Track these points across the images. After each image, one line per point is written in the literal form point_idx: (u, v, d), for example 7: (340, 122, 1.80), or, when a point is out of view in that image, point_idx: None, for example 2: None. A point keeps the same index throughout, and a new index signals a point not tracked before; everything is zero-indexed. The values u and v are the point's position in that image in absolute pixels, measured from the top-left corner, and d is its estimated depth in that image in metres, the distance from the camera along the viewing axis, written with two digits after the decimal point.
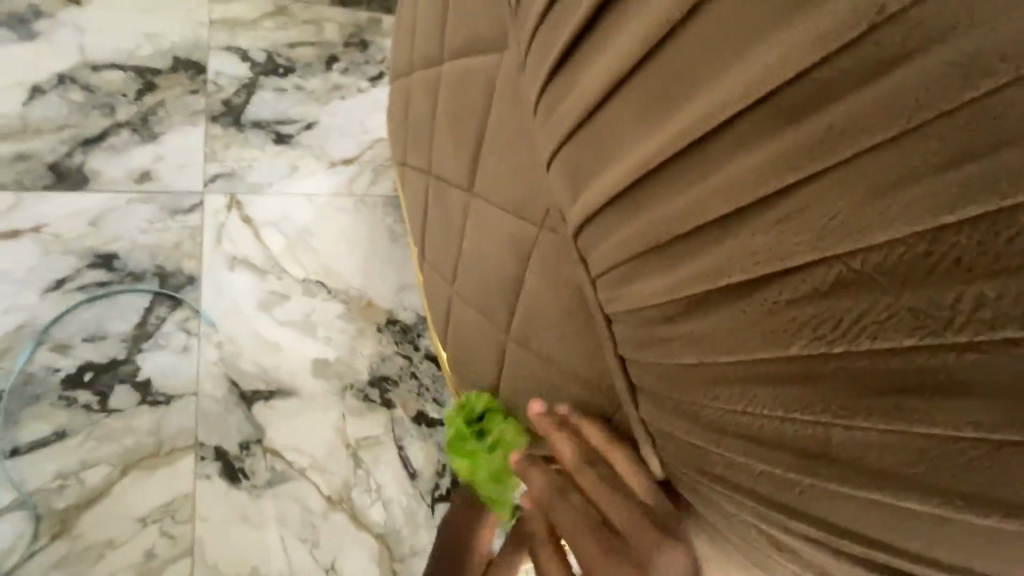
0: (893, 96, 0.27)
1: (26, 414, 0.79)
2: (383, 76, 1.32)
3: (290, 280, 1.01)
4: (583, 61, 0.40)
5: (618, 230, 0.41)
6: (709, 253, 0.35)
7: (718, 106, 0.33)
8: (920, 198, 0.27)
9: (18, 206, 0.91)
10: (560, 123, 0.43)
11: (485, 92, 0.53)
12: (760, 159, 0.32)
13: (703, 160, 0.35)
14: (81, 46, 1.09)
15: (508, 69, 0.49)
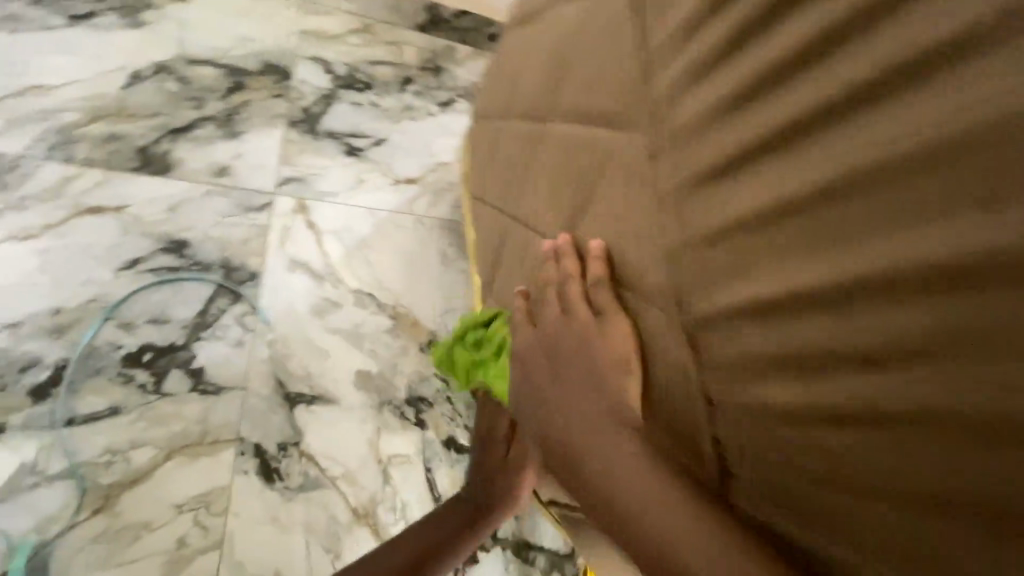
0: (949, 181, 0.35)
1: (85, 386, 0.81)
2: (452, 103, 1.37)
3: (344, 289, 1.04)
4: (705, 139, 0.50)
5: (706, 264, 0.50)
6: (776, 285, 0.44)
7: (833, 194, 0.41)
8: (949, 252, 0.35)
9: (105, 183, 0.95)
10: (673, 180, 0.52)
11: (596, 163, 0.61)
12: (836, 216, 0.40)
13: (789, 215, 0.43)
14: (181, 39, 1.15)
15: (637, 151, 0.56)
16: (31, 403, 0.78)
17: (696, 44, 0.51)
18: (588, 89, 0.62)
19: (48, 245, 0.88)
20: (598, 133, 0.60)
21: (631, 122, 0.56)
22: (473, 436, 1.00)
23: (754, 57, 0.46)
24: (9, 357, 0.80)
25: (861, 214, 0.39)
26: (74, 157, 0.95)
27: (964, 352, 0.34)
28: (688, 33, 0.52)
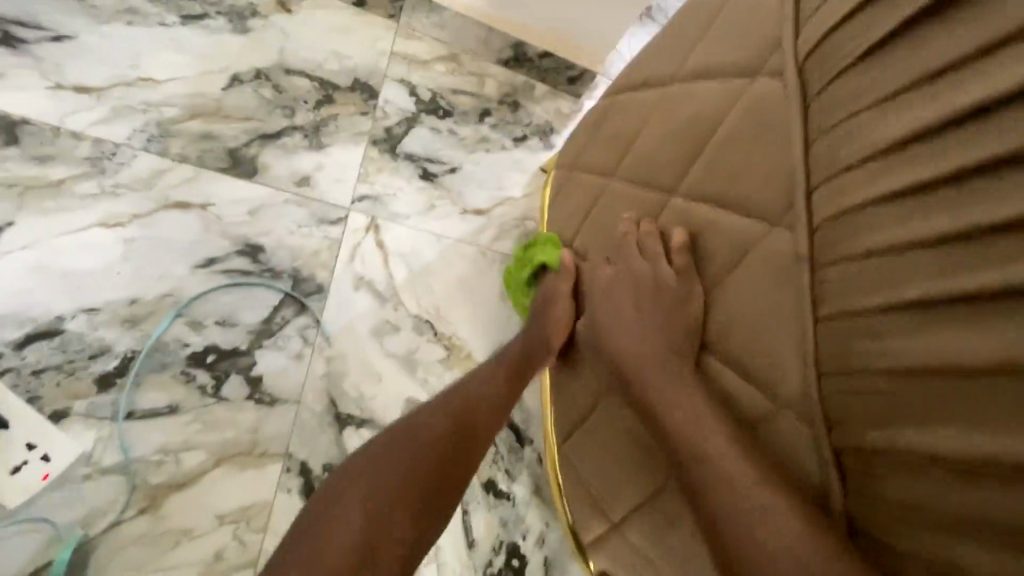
0: None
1: (148, 381, 0.82)
2: (527, 139, 1.37)
3: (404, 313, 1.03)
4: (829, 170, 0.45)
5: (784, 291, 0.47)
6: (865, 324, 0.42)
7: (949, 239, 0.38)
8: None
9: (194, 181, 0.97)
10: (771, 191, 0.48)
11: (730, 241, 0.52)
12: (940, 267, 0.38)
13: (893, 260, 0.41)
14: (281, 49, 1.18)
15: (777, 248, 0.47)
16: (95, 392, 0.80)
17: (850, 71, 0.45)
18: (724, 154, 0.53)
19: (133, 235, 0.89)
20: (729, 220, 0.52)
21: (784, 199, 0.47)
22: (513, 481, 0.97)
23: (911, 83, 0.41)
24: (81, 343, 0.81)
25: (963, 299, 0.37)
26: (169, 152, 0.98)
27: None
28: (859, 114, 0.44)
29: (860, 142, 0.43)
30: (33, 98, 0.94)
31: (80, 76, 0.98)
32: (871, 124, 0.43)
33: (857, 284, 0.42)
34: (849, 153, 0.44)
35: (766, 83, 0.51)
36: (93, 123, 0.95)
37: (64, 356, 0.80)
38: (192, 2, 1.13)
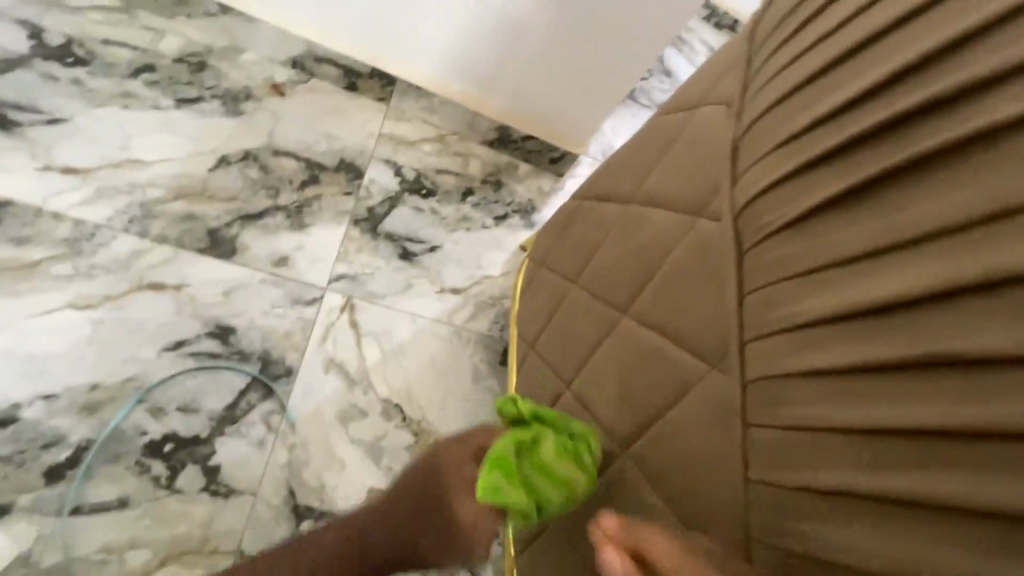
0: (975, 471, 0.34)
1: (100, 472, 0.80)
2: (507, 218, 1.40)
3: (373, 396, 1.03)
4: (761, 333, 0.47)
5: (719, 446, 0.48)
6: (793, 495, 0.43)
7: (864, 429, 0.39)
8: (962, 545, 0.33)
9: (171, 261, 0.99)
10: (708, 343, 0.51)
11: (670, 380, 0.54)
12: (855, 456, 0.40)
13: (818, 437, 0.42)
14: (271, 130, 1.23)
15: (711, 392, 0.50)
16: (43, 485, 0.78)
17: (777, 239, 0.48)
18: (670, 291, 0.56)
19: (103, 318, 0.90)
20: (669, 352, 0.55)
21: (721, 347, 0.50)
22: None
23: (829, 267, 0.44)
24: (35, 432, 0.80)
25: (876, 491, 0.38)
26: (149, 233, 0.99)
27: None
28: (786, 281, 0.47)
29: (789, 311, 0.46)
30: (20, 180, 0.96)
31: (69, 158, 1.01)
32: (797, 298, 0.46)
33: (790, 446, 0.44)
34: (776, 320, 0.46)
35: (705, 229, 0.54)
36: (76, 204, 0.97)
37: (14, 446, 0.78)
38: (188, 86, 1.19)
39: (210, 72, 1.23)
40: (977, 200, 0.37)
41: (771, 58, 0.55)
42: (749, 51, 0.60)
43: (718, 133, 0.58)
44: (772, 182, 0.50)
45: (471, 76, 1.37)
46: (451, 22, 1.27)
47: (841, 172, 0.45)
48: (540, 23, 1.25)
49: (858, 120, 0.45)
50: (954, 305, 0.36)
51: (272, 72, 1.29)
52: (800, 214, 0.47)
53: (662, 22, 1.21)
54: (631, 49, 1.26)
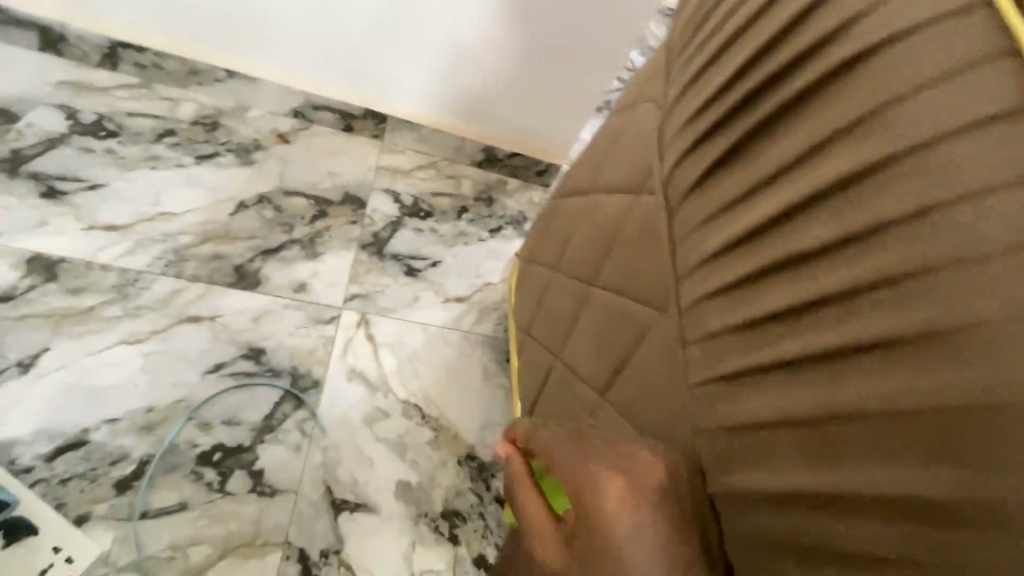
0: (907, 297, 0.39)
1: (161, 481, 0.91)
2: (501, 229, 1.52)
3: (393, 399, 1.13)
4: (698, 272, 0.57)
5: (682, 368, 0.58)
6: (766, 372, 0.49)
7: (808, 300, 0.46)
8: (916, 356, 0.38)
9: (205, 295, 1.11)
10: (657, 293, 0.63)
11: (634, 331, 0.66)
12: (806, 325, 0.46)
13: (773, 323, 0.49)
14: (281, 175, 1.38)
15: (661, 333, 0.61)
16: (114, 494, 0.89)
17: (696, 197, 0.59)
18: (628, 259, 0.68)
19: (151, 349, 1.02)
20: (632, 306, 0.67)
21: (666, 297, 0.62)
22: (503, 555, 1.04)
23: (737, 207, 0.54)
24: (104, 451, 0.91)
25: (828, 346, 0.44)
26: (183, 274, 1.13)
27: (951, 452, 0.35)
28: (709, 223, 0.57)
29: (724, 237, 0.55)
30: (69, 239, 1.09)
31: (109, 216, 1.15)
32: (718, 230, 0.55)
33: (707, 346, 0.55)
34: (705, 257, 0.57)
35: (647, 202, 0.67)
36: (119, 255, 1.10)
37: (88, 465, 0.90)
38: (205, 144, 1.34)
39: (222, 129, 1.38)
40: (813, 138, 0.48)
41: (678, 55, 0.68)
42: (665, 54, 0.72)
43: (649, 122, 0.70)
44: (684, 152, 0.62)
45: (473, 79, 1.46)
46: (459, 23, 1.36)
47: (729, 134, 0.56)
48: (523, 39, 1.40)
49: (733, 91, 0.57)
50: (805, 215, 0.48)
51: (276, 124, 1.45)
52: (702, 174, 0.59)
53: (627, 33, 1.39)
54: (604, 57, 1.43)
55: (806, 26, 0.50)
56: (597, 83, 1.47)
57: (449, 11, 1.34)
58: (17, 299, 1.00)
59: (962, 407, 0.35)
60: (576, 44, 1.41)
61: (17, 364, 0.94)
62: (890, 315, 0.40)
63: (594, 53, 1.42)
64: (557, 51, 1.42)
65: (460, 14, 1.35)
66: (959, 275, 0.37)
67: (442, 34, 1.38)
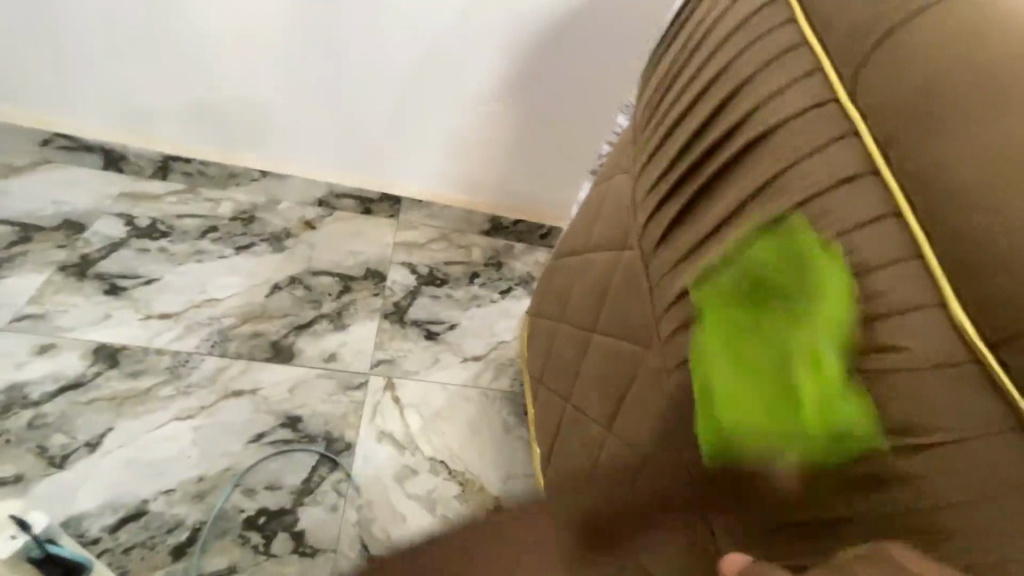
0: (841, 304, 0.50)
1: (212, 547, 0.98)
2: (511, 290, 1.66)
3: (421, 456, 1.20)
4: (673, 312, 0.68)
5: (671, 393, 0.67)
6: None
7: None
8: (859, 347, 0.49)
9: (246, 370, 1.23)
10: (644, 333, 0.74)
11: (629, 369, 0.75)
12: None
13: None
14: (309, 257, 1.54)
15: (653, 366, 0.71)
16: (171, 561, 0.96)
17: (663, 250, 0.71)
18: (619, 307, 0.79)
19: (201, 424, 1.12)
20: (627, 346, 0.77)
21: (651, 337, 0.72)
22: None
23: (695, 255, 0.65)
24: (161, 520, 0.99)
25: None
26: (228, 352, 1.25)
27: (908, 409, 0.46)
28: (674, 269, 0.68)
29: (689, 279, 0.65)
30: (127, 328, 1.22)
31: (162, 306, 1.29)
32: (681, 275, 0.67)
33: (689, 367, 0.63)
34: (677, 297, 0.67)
35: (628, 257, 0.79)
36: (171, 339, 1.23)
37: (146, 534, 0.97)
38: (242, 237, 1.51)
39: (257, 222, 1.56)
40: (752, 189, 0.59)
41: (642, 132, 0.81)
42: (632, 133, 0.86)
43: (623, 192, 0.83)
44: (653, 209, 0.73)
45: (476, 152, 1.66)
46: (460, 105, 1.58)
47: (681, 195, 0.69)
48: (516, 119, 1.61)
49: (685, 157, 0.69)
50: None
51: (304, 213, 1.63)
52: (667, 228, 0.70)
53: (606, 109, 1.61)
54: (587, 130, 1.64)
55: (729, 111, 0.64)
56: (585, 141, 1.66)
57: (450, 97, 1.56)
58: (83, 385, 1.10)
59: (912, 373, 0.46)
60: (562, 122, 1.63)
61: (84, 444, 1.03)
62: (831, 319, 0.50)
63: (578, 127, 1.64)
64: (545, 127, 1.63)
65: (460, 103, 1.57)
66: (884, 280, 0.48)
67: (447, 122, 1.60)
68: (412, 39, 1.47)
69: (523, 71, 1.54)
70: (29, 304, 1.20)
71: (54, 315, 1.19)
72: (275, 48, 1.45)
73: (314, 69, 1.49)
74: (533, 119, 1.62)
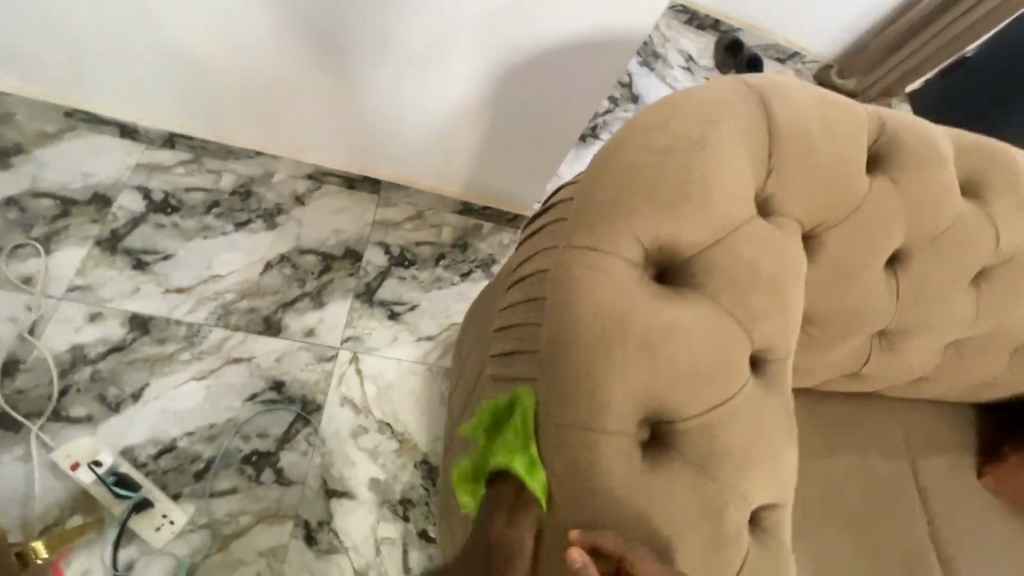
0: None
1: (221, 474, 1.46)
2: (471, 272, 1.93)
3: (372, 419, 1.63)
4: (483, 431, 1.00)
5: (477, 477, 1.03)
6: None
7: None
8: None
9: (244, 341, 1.60)
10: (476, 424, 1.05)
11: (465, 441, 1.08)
12: None
13: None
14: (297, 235, 1.80)
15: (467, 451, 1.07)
16: (194, 481, 1.43)
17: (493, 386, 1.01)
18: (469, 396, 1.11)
19: (210, 383, 1.53)
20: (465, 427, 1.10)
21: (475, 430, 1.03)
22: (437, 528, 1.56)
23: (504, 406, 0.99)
24: (186, 453, 1.45)
25: None
26: (229, 324, 1.61)
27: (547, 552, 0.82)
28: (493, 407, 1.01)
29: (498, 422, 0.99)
30: (151, 301, 1.57)
31: (179, 281, 1.62)
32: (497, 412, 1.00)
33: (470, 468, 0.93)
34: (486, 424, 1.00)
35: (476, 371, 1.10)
36: (186, 312, 1.59)
37: (177, 462, 1.44)
38: (241, 212, 1.77)
39: (253, 196, 1.80)
40: None
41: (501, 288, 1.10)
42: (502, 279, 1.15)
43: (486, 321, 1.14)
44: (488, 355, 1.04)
45: (452, 150, 1.73)
46: (437, 110, 1.61)
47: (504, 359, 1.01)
48: (489, 128, 1.66)
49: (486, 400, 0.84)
50: None
51: (294, 187, 1.84)
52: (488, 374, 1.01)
53: (575, 128, 1.68)
54: (555, 143, 1.72)
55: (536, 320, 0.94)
56: (558, 154, 1.77)
57: (433, 105, 1.60)
58: (125, 349, 1.50)
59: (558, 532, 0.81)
60: (533, 134, 1.69)
61: (130, 395, 1.46)
62: None
63: (548, 139, 1.71)
64: (517, 137, 1.70)
65: (434, 109, 1.61)
66: None
67: (423, 125, 1.65)
68: (400, 47, 1.44)
69: (517, 83, 1.54)
70: (77, 276, 1.54)
71: (97, 287, 1.55)
72: (259, 48, 1.47)
73: (300, 72, 1.52)
74: (512, 131, 1.68)
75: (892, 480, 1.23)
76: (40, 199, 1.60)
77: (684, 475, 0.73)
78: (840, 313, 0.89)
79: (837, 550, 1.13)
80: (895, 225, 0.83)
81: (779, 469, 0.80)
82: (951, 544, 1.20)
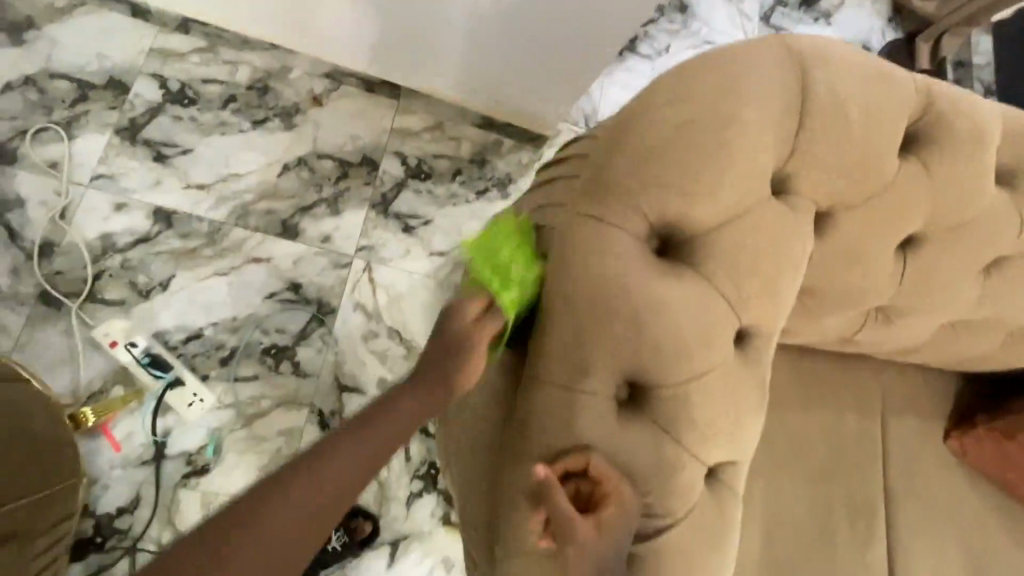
0: None
1: (245, 362, 1.59)
2: (487, 191, 1.88)
3: (382, 326, 1.71)
4: None
5: None
6: None
7: None
8: None
9: (262, 242, 1.66)
10: None
11: None
12: None
13: None
14: (314, 138, 1.77)
15: None
16: (220, 366, 1.57)
17: None
18: None
19: (233, 280, 1.62)
20: None
21: None
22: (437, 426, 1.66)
23: None
24: (212, 341, 1.58)
25: None
26: (249, 225, 1.66)
27: None
28: None
29: None
30: (173, 195, 1.61)
31: (198, 176, 1.64)
32: None
33: None
34: None
35: None
36: (208, 209, 1.63)
37: (204, 348, 1.57)
38: (258, 109, 1.73)
39: (270, 93, 1.75)
40: None
41: None
42: None
43: None
44: None
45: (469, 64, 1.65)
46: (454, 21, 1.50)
47: None
48: (511, 44, 1.56)
49: None
50: None
51: (312, 86, 1.79)
52: None
53: (603, 52, 1.56)
54: (580, 66, 1.61)
55: None
56: (583, 78, 1.66)
57: (446, 21, 1.50)
58: (151, 240, 1.57)
59: None
60: (558, 55, 1.58)
61: (158, 284, 1.56)
62: None
63: (573, 62, 1.60)
64: (539, 56, 1.59)
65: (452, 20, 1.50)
66: None
67: (440, 36, 1.56)
68: None
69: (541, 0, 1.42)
70: (100, 164, 1.58)
71: (120, 176, 1.58)
72: None
73: None
74: (534, 50, 1.57)
75: (860, 436, 1.31)
76: (57, 81, 1.59)
77: (659, 433, 0.81)
78: (837, 285, 0.91)
79: (795, 490, 1.25)
80: (909, 210, 0.84)
81: (748, 424, 0.88)
82: (900, 494, 1.31)
